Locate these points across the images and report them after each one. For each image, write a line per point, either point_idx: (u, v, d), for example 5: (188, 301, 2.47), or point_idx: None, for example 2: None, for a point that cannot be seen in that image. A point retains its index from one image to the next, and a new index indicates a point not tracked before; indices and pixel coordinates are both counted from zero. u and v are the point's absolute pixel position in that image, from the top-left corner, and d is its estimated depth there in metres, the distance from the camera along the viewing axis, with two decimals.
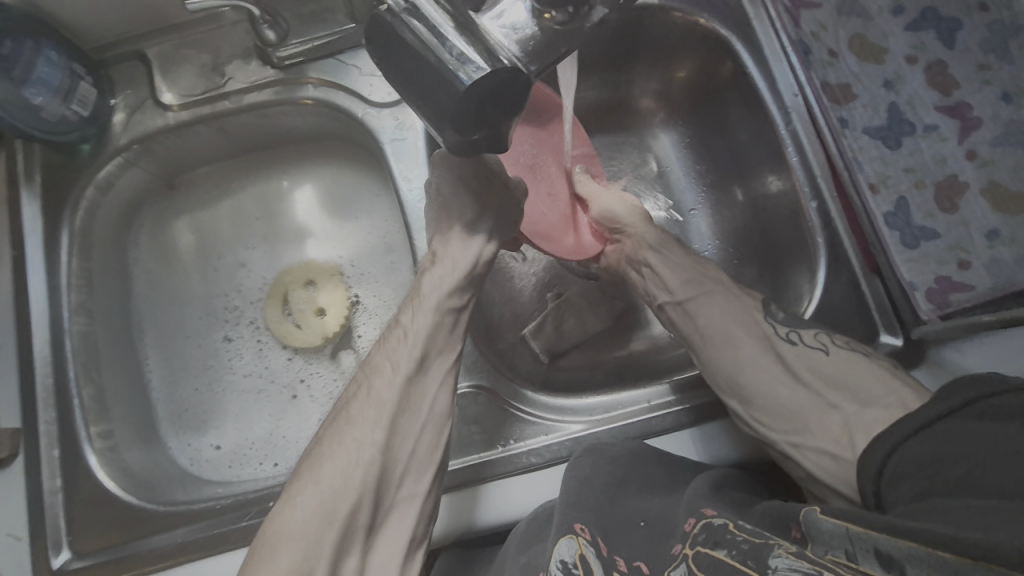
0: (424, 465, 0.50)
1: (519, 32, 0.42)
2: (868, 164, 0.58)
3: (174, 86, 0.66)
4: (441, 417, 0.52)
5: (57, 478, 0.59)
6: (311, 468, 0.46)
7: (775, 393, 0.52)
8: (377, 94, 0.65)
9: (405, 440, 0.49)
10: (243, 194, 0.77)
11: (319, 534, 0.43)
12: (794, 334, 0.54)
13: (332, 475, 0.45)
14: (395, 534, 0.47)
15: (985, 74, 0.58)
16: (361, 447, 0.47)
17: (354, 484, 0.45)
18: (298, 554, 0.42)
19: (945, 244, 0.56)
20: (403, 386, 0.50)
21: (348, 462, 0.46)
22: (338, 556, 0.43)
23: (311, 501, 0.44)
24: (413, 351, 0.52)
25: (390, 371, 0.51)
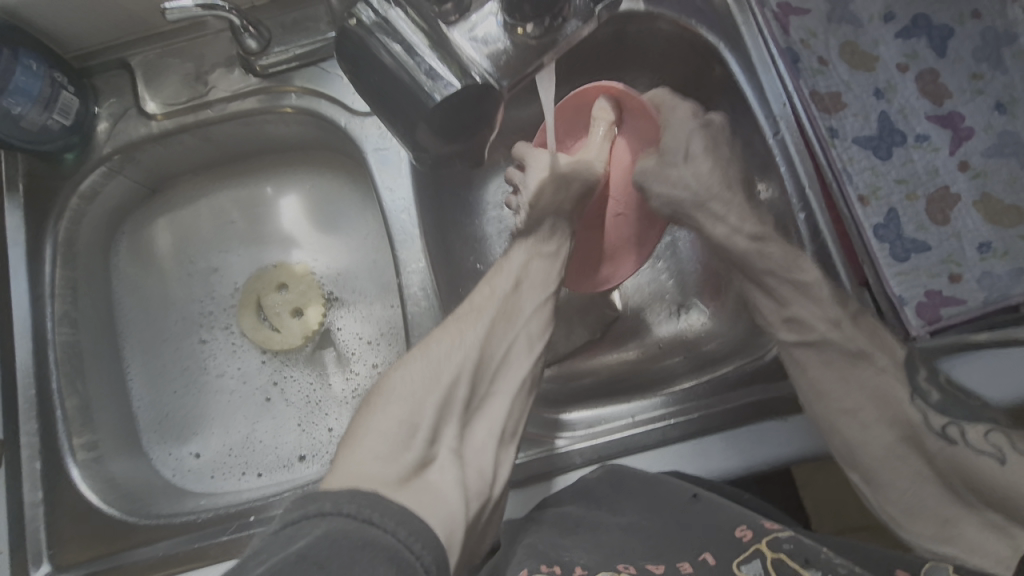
0: (519, 361, 0.55)
1: (490, 46, 0.40)
2: (858, 175, 0.57)
3: (158, 95, 0.66)
4: (534, 336, 0.57)
5: (38, 490, 0.59)
6: (420, 345, 0.53)
7: (922, 494, 0.50)
8: (360, 102, 0.65)
9: (500, 344, 0.54)
10: (221, 194, 0.76)
11: (426, 395, 0.48)
12: (954, 430, 0.48)
13: (440, 355, 0.51)
14: (488, 419, 0.52)
15: (978, 84, 0.57)
16: (464, 335, 0.52)
17: (457, 360, 0.51)
18: (408, 410, 0.47)
19: (937, 256, 0.54)
20: (508, 297, 0.56)
21: (452, 343, 0.52)
22: (440, 419, 0.48)
23: (418, 369, 0.50)
24: (511, 274, 0.57)
25: (488, 289, 0.57)
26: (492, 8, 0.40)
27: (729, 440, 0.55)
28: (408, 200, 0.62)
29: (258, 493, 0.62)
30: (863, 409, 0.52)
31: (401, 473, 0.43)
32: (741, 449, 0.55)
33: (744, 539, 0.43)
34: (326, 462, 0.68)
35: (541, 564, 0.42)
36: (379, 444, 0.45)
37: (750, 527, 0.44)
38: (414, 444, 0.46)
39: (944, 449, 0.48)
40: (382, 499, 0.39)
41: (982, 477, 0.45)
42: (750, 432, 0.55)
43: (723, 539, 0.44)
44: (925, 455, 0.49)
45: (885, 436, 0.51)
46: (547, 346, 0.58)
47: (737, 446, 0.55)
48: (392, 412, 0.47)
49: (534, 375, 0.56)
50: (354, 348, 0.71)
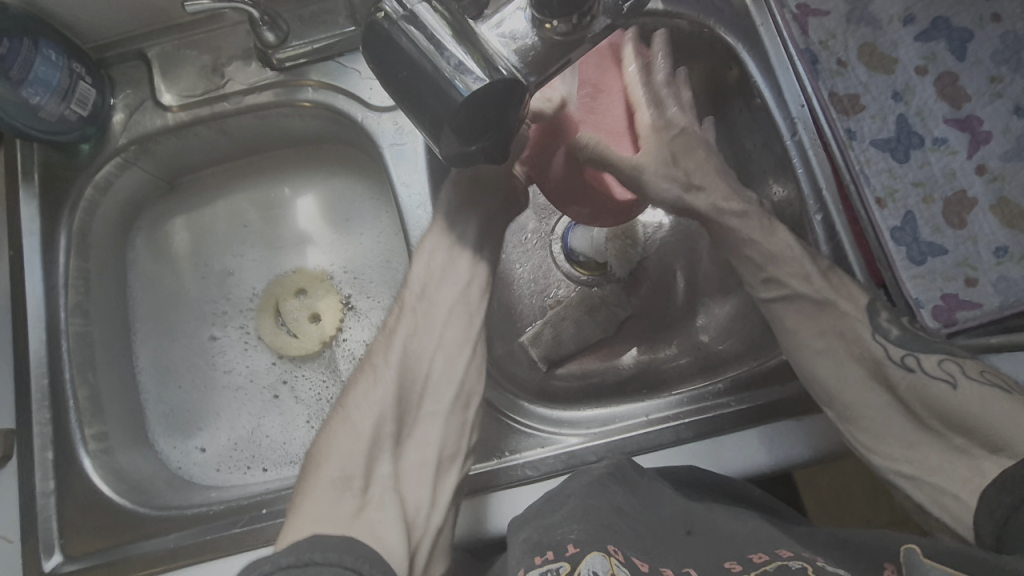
0: (445, 381, 0.55)
1: (518, 42, 0.42)
2: (875, 177, 0.57)
3: (175, 87, 0.66)
4: (458, 344, 0.57)
5: (50, 480, 0.59)
6: (342, 397, 0.54)
7: (889, 422, 0.50)
8: (377, 98, 0.65)
9: (421, 363, 0.55)
10: (240, 196, 0.76)
11: (354, 443, 0.50)
12: (911, 359, 0.49)
13: (358, 401, 0.52)
14: (422, 444, 0.53)
15: (997, 87, 0.57)
16: (380, 370, 0.54)
17: (377, 400, 0.52)
18: (339, 462, 0.49)
19: (953, 260, 0.54)
20: (410, 320, 0.57)
21: (369, 384, 0.53)
22: (371, 460, 0.50)
23: (341, 422, 0.51)
24: (417, 284, 0.58)
25: (400, 312, 0.57)
26: (521, 5, 0.42)
27: (745, 439, 0.55)
28: (423, 195, 0.62)
29: (264, 488, 0.62)
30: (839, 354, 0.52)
31: (341, 521, 0.44)
32: (755, 449, 0.55)
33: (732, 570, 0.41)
34: None
35: (535, 557, 0.42)
36: (316, 506, 0.46)
37: (740, 559, 0.42)
38: (351, 489, 0.47)
39: (906, 378, 0.49)
40: (319, 541, 0.40)
41: (942, 401, 0.47)
42: (766, 431, 0.55)
43: (711, 561, 0.43)
44: (888, 386, 0.50)
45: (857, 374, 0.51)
46: (476, 348, 0.57)
47: (755, 445, 0.55)
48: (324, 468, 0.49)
49: (468, 385, 0.56)
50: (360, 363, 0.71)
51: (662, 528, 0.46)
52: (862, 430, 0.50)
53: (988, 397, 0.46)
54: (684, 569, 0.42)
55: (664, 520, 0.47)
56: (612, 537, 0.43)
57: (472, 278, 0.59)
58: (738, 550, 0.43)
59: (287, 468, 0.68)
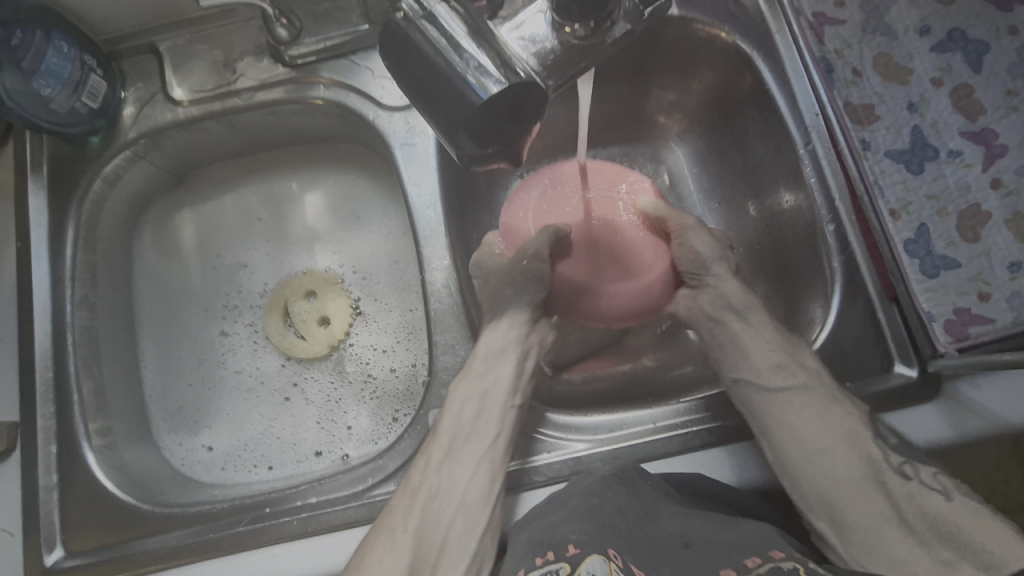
0: (468, 540, 0.50)
1: (537, 45, 0.42)
2: (889, 189, 0.56)
3: (186, 81, 0.66)
4: (479, 505, 0.51)
5: (53, 474, 0.59)
6: (353, 562, 0.50)
7: (879, 535, 0.47)
8: (389, 97, 0.64)
9: (439, 529, 0.50)
10: (248, 189, 0.76)
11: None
12: (909, 467, 0.49)
13: (371, 569, 0.48)
14: None
15: (1013, 101, 0.57)
16: (396, 537, 0.49)
17: (389, 565, 0.48)
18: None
19: (966, 274, 0.54)
20: (437, 476, 0.52)
21: (385, 545, 0.49)
22: None
23: None
24: (442, 439, 0.53)
25: (423, 463, 0.53)
26: (541, 7, 0.42)
27: (753, 449, 0.55)
28: (434, 196, 0.62)
29: (273, 488, 0.61)
30: (838, 451, 0.50)
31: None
32: (761, 459, 0.55)
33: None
34: (341, 457, 0.67)
35: (536, 558, 0.43)
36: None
37: (734, 566, 0.41)
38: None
39: (903, 485, 0.48)
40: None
41: (931, 510, 0.47)
42: None
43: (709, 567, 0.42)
44: (885, 490, 0.48)
45: (851, 469, 0.49)
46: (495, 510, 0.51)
47: (761, 456, 0.55)
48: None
49: (482, 562, 0.49)
50: (368, 359, 0.71)
51: (659, 543, 0.45)
52: (853, 542, 0.47)
53: (984, 523, 0.46)
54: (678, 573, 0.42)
55: (661, 534, 0.46)
56: (612, 543, 0.44)
57: (501, 430, 0.54)
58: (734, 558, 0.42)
59: (293, 467, 0.67)
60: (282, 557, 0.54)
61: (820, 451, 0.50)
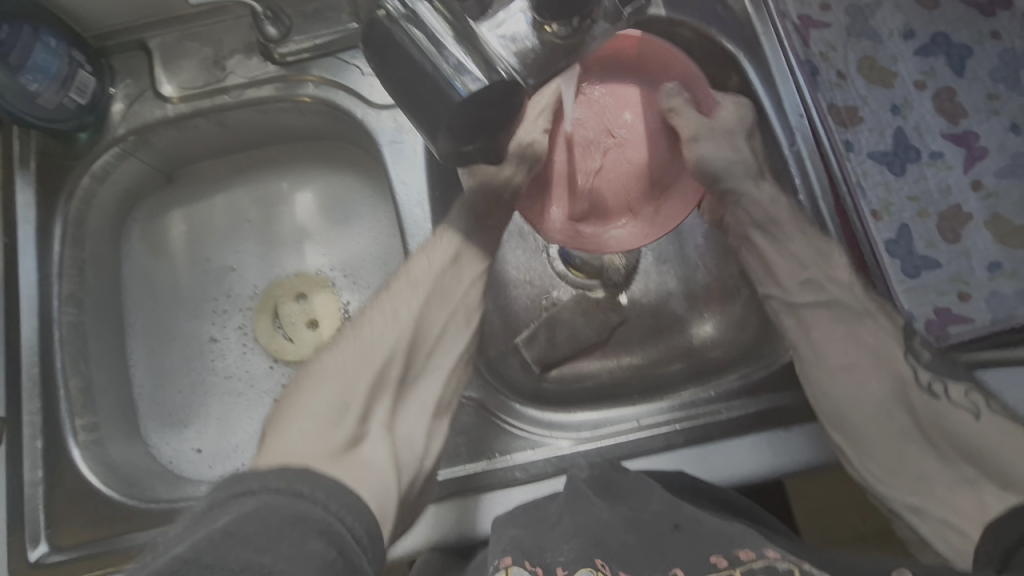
0: (450, 345, 0.55)
1: (518, 44, 0.42)
2: (872, 189, 0.57)
3: (175, 78, 0.66)
4: (471, 308, 0.57)
5: (39, 470, 0.59)
6: (352, 329, 0.53)
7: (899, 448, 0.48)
8: (378, 94, 0.65)
9: (437, 319, 0.55)
10: (237, 189, 0.76)
11: (356, 379, 0.49)
12: (938, 385, 0.48)
13: (365, 336, 0.52)
14: (420, 398, 0.52)
15: (993, 104, 0.58)
16: (399, 316, 0.53)
17: (389, 344, 0.51)
18: (339, 389, 0.48)
19: (946, 275, 0.55)
20: (439, 274, 0.55)
21: (386, 324, 0.53)
22: (372, 398, 0.49)
23: (351, 352, 0.51)
24: (447, 250, 0.56)
25: (427, 263, 0.56)
26: (521, 7, 0.42)
27: (732, 447, 0.55)
28: (421, 193, 0.63)
29: None
30: (862, 367, 0.51)
31: (327, 451, 0.43)
32: (742, 461, 0.55)
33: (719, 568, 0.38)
34: None
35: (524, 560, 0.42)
36: (305, 427, 0.45)
37: (726, 555, 0.39)
38: (344, 422, 0.47)
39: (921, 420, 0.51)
40: (297, 465, 0.39)
41: (959, 430, 0.46)
42: (755, 440, 0.55)
43: (696, 555, 0.40)
44: (909, 409, 0.49)
45: (876, 387, 0.50)
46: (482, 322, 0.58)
47: (739, 454, 0.55)
48: (324, 395, 0.48)
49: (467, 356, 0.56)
50: None
51: (649, 533, 0.43)
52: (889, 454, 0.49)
53: (1008, 433, 0.44)
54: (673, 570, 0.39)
55: (646, 519, 0.44)
56: (598, 549, 0.42)
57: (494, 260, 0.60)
58: (725, 548, 0.40)
59: None
60: None
61: (843, 367, 0.51)
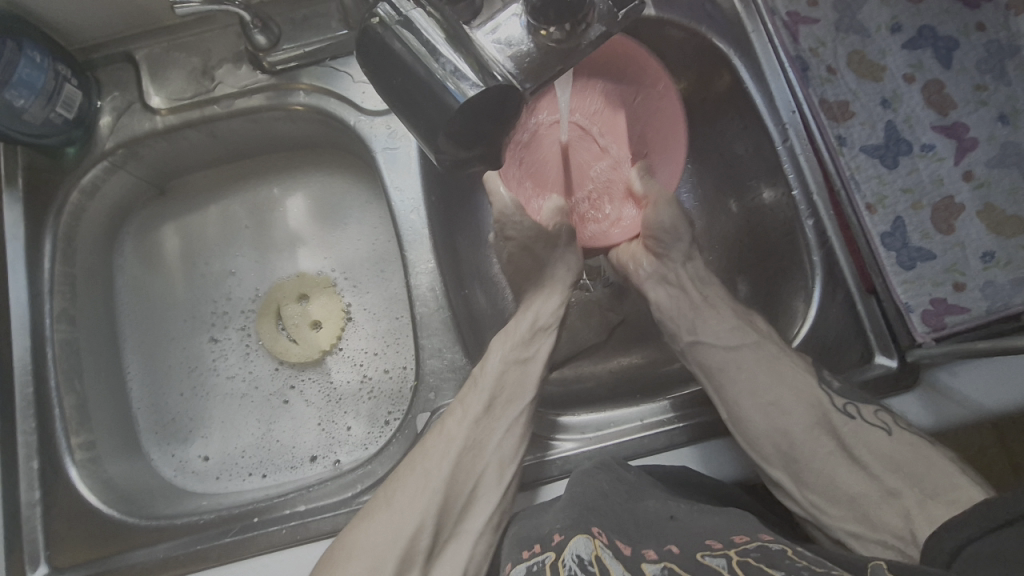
0: (488, 505, 0.52)
1: (514, 48, 0.42)
2: (865, 183, 0.57)
3: (163, 89, 0.65)
4: (507, 461, 0.54)
5: (36, 490, 0.58)
6: (383, 496, 0.51)
7: (834, 470, 0.51)
8: (369, 102, 0.64)
9: (469, 476, 0.52)
10: (231, 197, 0.75)
11: (386, 550, 0.47)
12: (852, 408, 0.53)
13: (398, 497, 0.50)
14: (451, 563, 0.49)
15: (981, 95, 0.58)
16: (431, 475, 0.51)
17: (420, 507, 0.50)
18: (369, 561, 0.47)
19: (941, 266, 0.55)
20: (472, 429, 0.54)
21: (416, 488, 0.51)
22: (401, 573, 0.47)
23: (382, 523, 0.49)
24: (483, 391, 0.55)
25: (461, 415, 0.54)
26: (516, 11, 0.42)
27: (736, 443, 0.56)
28: (417, 200, 0.62)
29: (266, 494, 0.61)
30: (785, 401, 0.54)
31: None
32: (743, 456, 0.56)
33: (713, 547, 0.41)
34: (335, 462, 0.67)
35: (524, 552, 0.45)
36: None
37: (721, 538, 0.42)
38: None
39: (847, 425, 0.52)
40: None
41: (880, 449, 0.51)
42: None
43: (691, 539, 0.43)
44: (833, 433, 0.52)
45: (804, 416, 0.53)
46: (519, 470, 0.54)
47: (740, 451, 0.56)
48: (358, 561, 0.47)
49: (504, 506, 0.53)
50: (362, 362, 0.70)
51: (646, 519, 0.46)
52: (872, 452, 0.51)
53: (917, 447, 0.50)
54: (666, 547, 0.43)
55: (644, 510, 0.46)
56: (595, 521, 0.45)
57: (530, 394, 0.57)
58: (719, 533, 0.42)
59: (289, 472, 0.67)
60: (272, 567, 0.54)
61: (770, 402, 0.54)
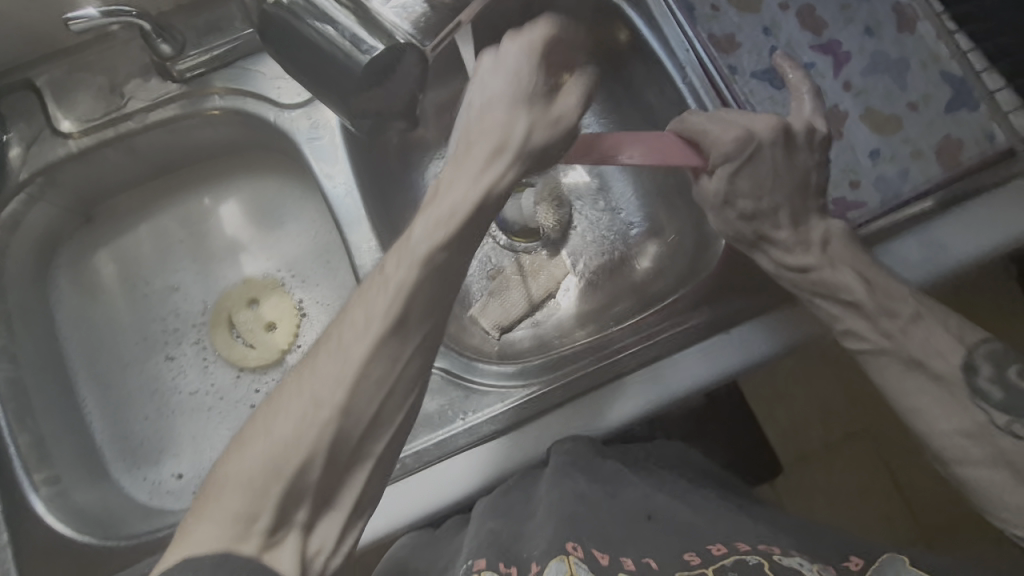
0: (387, 422, 0.42)
1: (410, 11, 0.45)
2: (761, 105, 0.63)
3: (72, 112, 0.64)
4: (415, 378, 0.43)
5: (3, 535, 0.57)
6: (264, 419, 0.39)
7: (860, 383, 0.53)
8: (287, 96, 0.65)
9: (376, 398, 0.41)
10: (162, 215, 0.74)
11: (264, 483, 0.37)
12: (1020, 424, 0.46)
13: (274, 433, 0.38)
14: (344, 494, 0.40)
15: (847, 13, 0.64)
16: (322, 398, 0.39)
17: (310, 437, 0.38)
18: (244, 498, 0.36)
19: (837, 168, 0.61)
20: (372, 343, 0.41)
21: (303, 419, 0.38)
22: (286, 506, 0.37)
23: (258, 451, 0.38)
24: (395, 294, 0.42)
25: (361, 325, 0.41)
26: None
27: (686, 358, 0.59)
28: (349, 184, 0.63)
29: None
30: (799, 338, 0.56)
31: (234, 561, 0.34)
32: (699, 370, 0.59)
33: (691, 564, 0.43)
34: None
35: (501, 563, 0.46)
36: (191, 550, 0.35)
37: (698, 551, 0.44)
38: (246, 541, 0.35)
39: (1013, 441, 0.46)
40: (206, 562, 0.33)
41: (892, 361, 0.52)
42: (702, 348, 0.59)
43: (668, 549, 0.44)
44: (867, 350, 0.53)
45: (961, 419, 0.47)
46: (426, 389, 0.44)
47: (694, 363, 0.59)
48: (227, 499, 0.36)
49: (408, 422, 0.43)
50: None
51: (626, 515, 0.48)
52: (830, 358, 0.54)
53: None
54: (644, 558, 0.44)
55: (624, 506, 0.48)
56: (572, 533, 0.46)
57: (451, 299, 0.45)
58: (697, 543, 0.44)
59: None
60: None
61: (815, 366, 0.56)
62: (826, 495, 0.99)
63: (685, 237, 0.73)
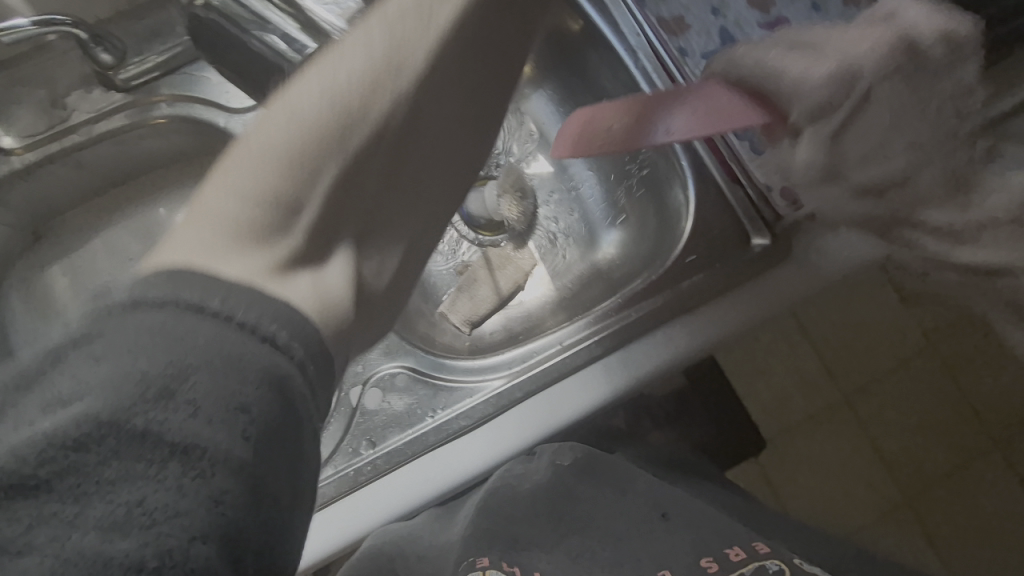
0: (454, 127, 0.42)
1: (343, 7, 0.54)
2: None
3: (12, 128, 0.62)
4: (497, 77, 0.43)
5: None
6: (304, 72, 0.36)
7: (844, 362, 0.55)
8: (236, 101, 0.64)
9: (441, 101, 0.40)
10: (115, 227, 0.72)
11: (318, 172, 0.34)
12: None
13: (303, 106, 0.34)
14: (407, 215, 0.41)
15: None
16: (390, 63, 0.36)
17: (372, 121, 0.36)
18: (288, 146, 0.33)
19: None
20: (436, 44, 0.37)
21: (367, 88, 0.35)
22: (338, 214, 0.35)
23: (305, 113, 0.34)
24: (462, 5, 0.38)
25: (429, 18, 0.37)
26: None
27: (652, 343, 0.60)
28: None
29: None
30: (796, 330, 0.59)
31: (259, 280, 0.30)
32: (664, 353, 0.59)
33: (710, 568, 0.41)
34: None
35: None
36: (196, 245, 0.31)
37: (715, 556, 0.42)
38: (293, 221, 0.33)
39: None
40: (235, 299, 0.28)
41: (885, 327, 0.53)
42: (666, 331, 0.60)
43: (681, 556, 0.44)
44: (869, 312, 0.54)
45: None
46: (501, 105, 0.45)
47: (661, 344, 0.59)
48: (257, 172, 0.33)
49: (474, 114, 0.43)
50: None
51: (635, 522, 0.48)
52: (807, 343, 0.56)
53: None
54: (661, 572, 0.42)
55: (632, 512, 0.49)
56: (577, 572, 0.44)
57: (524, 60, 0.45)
58: (712, 546, 0.44)
59: None
60: None
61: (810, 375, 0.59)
62: (809, 467, 1.03)
63: (650, 218, 0.72)
